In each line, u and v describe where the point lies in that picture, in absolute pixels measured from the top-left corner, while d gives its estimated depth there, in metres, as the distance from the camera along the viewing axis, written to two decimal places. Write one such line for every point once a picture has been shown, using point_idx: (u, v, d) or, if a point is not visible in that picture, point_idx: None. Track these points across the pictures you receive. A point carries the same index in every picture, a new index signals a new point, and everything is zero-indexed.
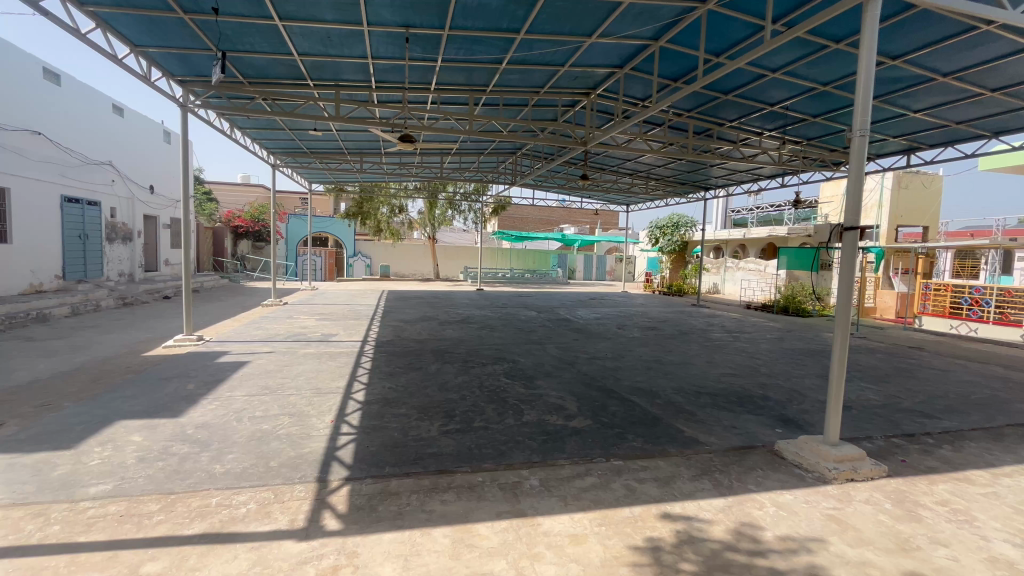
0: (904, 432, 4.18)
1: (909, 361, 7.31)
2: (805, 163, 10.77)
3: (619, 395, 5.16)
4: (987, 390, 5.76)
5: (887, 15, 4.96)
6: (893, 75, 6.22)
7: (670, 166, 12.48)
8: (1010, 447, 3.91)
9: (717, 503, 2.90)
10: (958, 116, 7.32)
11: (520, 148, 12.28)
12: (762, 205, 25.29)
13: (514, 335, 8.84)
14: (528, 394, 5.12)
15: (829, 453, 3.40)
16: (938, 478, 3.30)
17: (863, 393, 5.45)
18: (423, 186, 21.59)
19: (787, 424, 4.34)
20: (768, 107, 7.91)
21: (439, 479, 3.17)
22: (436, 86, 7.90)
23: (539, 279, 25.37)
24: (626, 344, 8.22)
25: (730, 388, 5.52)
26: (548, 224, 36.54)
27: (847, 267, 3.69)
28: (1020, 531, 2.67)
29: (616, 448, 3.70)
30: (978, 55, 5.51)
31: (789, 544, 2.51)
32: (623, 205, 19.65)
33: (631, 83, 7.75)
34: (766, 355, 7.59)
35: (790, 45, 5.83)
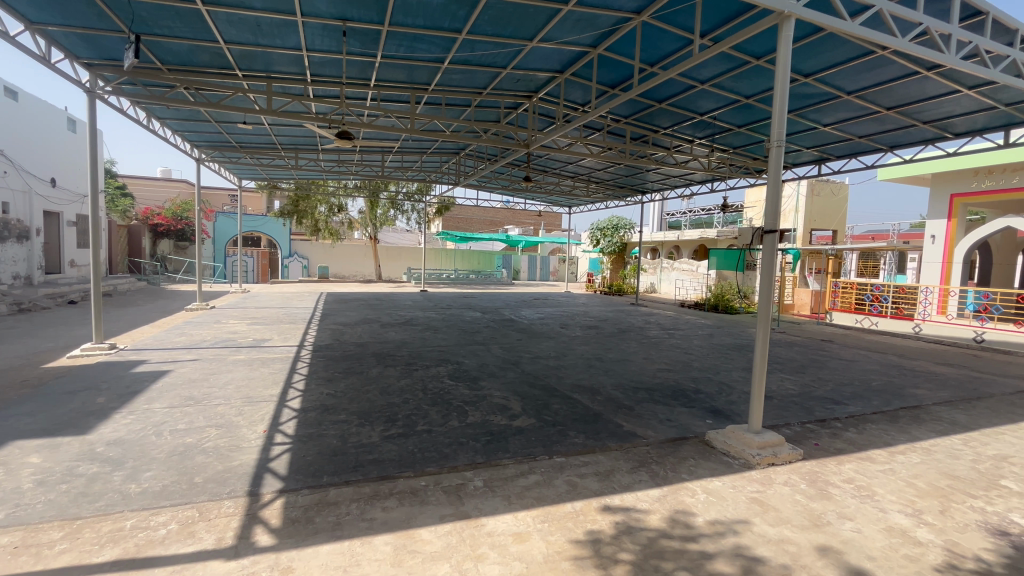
0: (817, 418, 4.58)
1: (821, 353, 8.02)
2: (732, 170, 11.50)
3: (561, 393, 5.27)
4: (885, 376, 6.45)
5: (799, 37, 5.41)
6: (806, 92, 6.80)
7: (610, 170, 12.90)
8: (902, 427, 4.40)
9: (653, 493, 3.04)
10: (859, 131, 8.12)
11: (463, 149, 12.24)
12: (694, 208, 26.81)
13: (458, 337, 8.78)
14: (472, 395, 5.10)
15: (753, 440, 3.65)
16: (845, 459, 3.65)
17: (783, 383, 5.93)
18: (364, 185, 20.95)
19: (717, 415, 4.62)
20: (698, 116, 8.39)
21: (380, 486, 3.08)
22: (376, 83, 7.70)
23: (484, 279, 25.36)
24: (568, 343, 8.39)
25: (666, 383, 5.80)
26: (493, 225, 36.65)
27: (768, 267, 3.97)
28: (912, 502, 3.00)
29: (559, 446, 3.77)
30: (876, 77, 6.14)
31: (718, 527, 2.67)
32: (565, 207, 20.06)
33: (571, 88, 7.94)
34: (698, 351, 8.05)
35: (716, 59, 6.21)
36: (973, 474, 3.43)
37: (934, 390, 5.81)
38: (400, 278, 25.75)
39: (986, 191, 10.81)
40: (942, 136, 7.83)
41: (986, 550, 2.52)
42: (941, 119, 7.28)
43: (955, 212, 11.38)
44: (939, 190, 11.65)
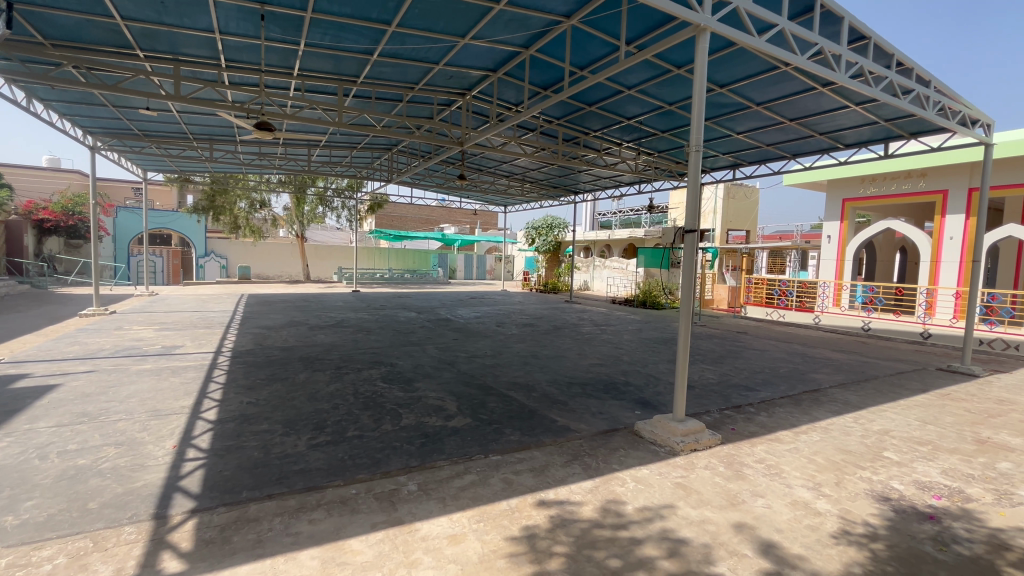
0: (733, 404, 4.94)
1: (736, 344, 8.68)
2: (657, 173, 12.11)
3: (497, 391, 5.28)
4: (791, 364, 7.10)
5: (714, 49, 5.79)
6: (722, 101, 7.29)
7: (544, 170, 13.13)
8: (805, 409, 4.86)
9: (585, 485, 3.12)
10: (767, 140, 8.86)
11: (396, 145, 11.92)
12: (623, 209, 27.97)
13: (392, 338, 8.54)
14: (406, 397, 4.97)
15: (677, 428, 3.86)
16: (757, 441, 3.96)
17: (704, 373, 6.34)
18: (289, 180, 19.81)
19: (645, 406, 4.85)
20: (625, 120, 8.74)
21: (306, 497, 2.91)
22: (300, 72, 7.29)
23: (419, 279, 24.87)
24: (504, 342, 8.43)
25: (598, 377, 5.99)
26: (428, 223, 36.05)
27: (690, 265, 4.20)
28: (813, 477, 3.32)
29: (495, 444, 3.77)
30: (781, 90, 6.70)
31: (646, 513, 2.79)
32: (501, 206, 20.16)
33: (504, 88, 7.98)
34: (628, 345, 8.42)
35: (641, 66, 6.50)
36: (861, 448, 3.85)
37: (830, 374, 6.48)
38: (331, 278, 24.63)
39: (871, 197, 12.20)
40: (835, 147, 8.74)
41: (873, 515, 2.83)
42: (834, 132, 8.12)
43: (847, 215, 12.71)
44: (833, 196, 12.95)
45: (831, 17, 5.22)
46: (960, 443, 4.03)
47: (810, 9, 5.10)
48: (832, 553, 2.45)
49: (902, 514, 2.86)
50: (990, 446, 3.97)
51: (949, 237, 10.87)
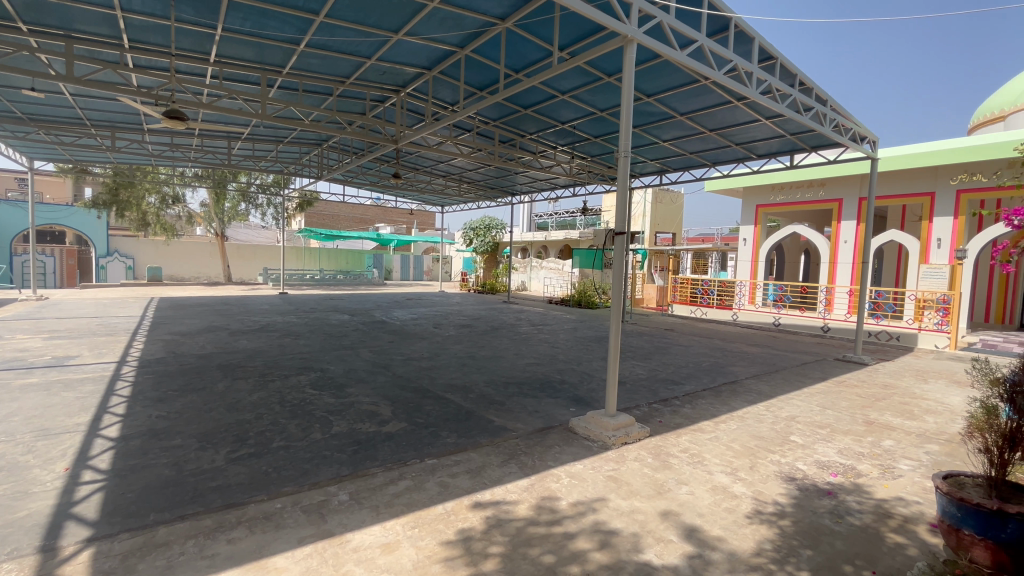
0: (660, 398, 5.22)
1: (663, 341, 9.18)
2: (590, 176, 12.51)
3: (434, 394, 5.21)
4: (711, 358, 7.61)
5: (642, 60, 6.08)
6: (649, 110, 7.67)
7: (480, 170, 13.12)
8: (723, 400, 5.22)
9: (521, 484, 3.16)
10: (690, 148, 9.42)
11: (326, 140, 11.42)
12: (559, 211, 28.62)
13: (322, 342, 8.15)
14: (337, 404, 4.77)
15: (609, 423, 4.00)
16: (682, 432, 4.20)
17: (634, 369, 6.63)
18: (206, 174, 18.38)
19: (579, 403, 4.99)
20: (560, 125, 8.95)
21: (224, 515, 2.71)
22: (217, 59, 6.78)
23: (353, 280, 23.99)
24: (441, 344, 8.33)
25: (534, 377, 6.07)
26: (362, 222, 34.84)
27: (620, 266, 4.38)
28: (730, 463, 3.57)
29: (430, 448, 3.72)
30: (702, 102, 7.16)
31: (579, 507, 2.87)
32: (438, 206, 19.90)
33: (440, 87, 7.89)
34: (563, 344, 8.63)
35: (574, 72, 6.69)
36: (771, 433, 4.20)
37: (746, 366, 7.00)
38: (255, 280, 23.06)
39: (780, 204, 13.35)
40: (749, 157, 9.47)
41: (781, 495, 3.10)
42: (748, 143, 8.79)
43: (760, 220, 13.80)
44: (748, 202, 14.03)
45: (744, 37, 5.65)
46: (852, 425, 4.51)
47: (726, 29, 5.48)
48: (746, 532, 2.65)
49: (805, 491, 3.15)
50: (875, 426, 4.47)
51: (844, 240, 12.14)
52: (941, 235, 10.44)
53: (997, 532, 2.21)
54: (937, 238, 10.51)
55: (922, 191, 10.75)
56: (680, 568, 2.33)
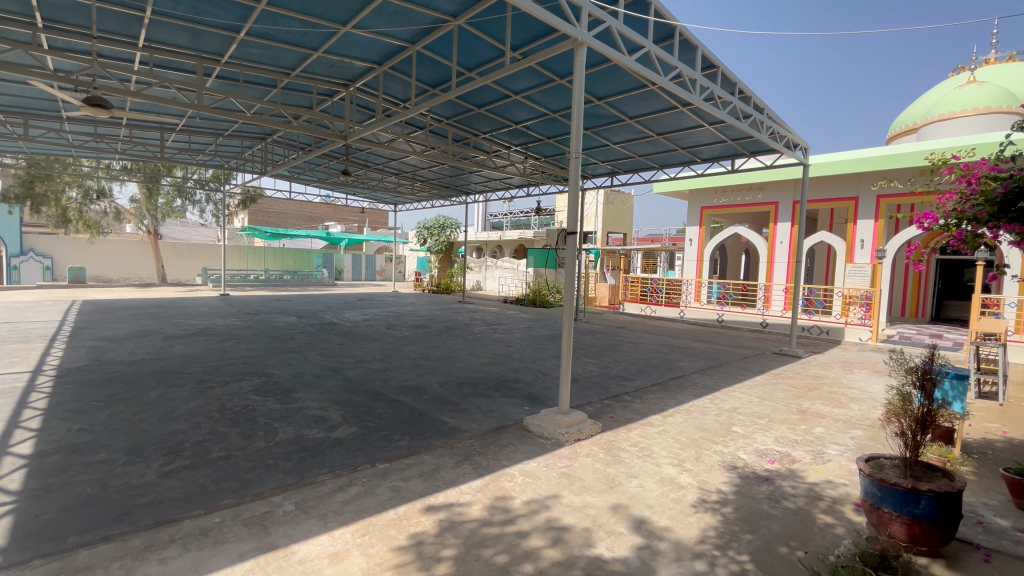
0: (612, 394, 5.34)
1: (614, 338, 9.42)
2: (543, 177, 12.65)
3: (386, 397, 5.08)
4: (660, 354, 7.88)
5: (593, 64, 6.20)
6: (600, 113, 7.85)
7: (434, 169, 12.96)
8: (671, 394, 5.42)
9: (475, 484, 3.14)
10: (639, 151, 9.71)
11: (270, 134, 10.92)
12: (514, 211, 28.79)
13: (267, 346, 7.78)
14: (283, 410, 4.56)
15: (562, 420, 4.05)
16: (632, 426, 4.33)
17: (587, 366, 6.77)
18: (137, 167, 17.15)
19: (533, 402, 5.02)
20: (513, 125, 8.99)
21: (155, 534, 2.52)
22: (146, 43, 6.31)
23: (300, 280, 23.11)
24: (394, 345, 8.16)
25: (489, 376, 6.07)
26: (311, 220, 33.54)
27: (572, 265, 4.44)
28: (677, 455, 3.70)
29: (382, 452, 3.63)
30: (650, 106, 7.39)
31: (532, 505, 2.89)
32: (391, 204, 19.50)
33: (391, 83, 7.73)
34: (518, 343, 8.67)
35: (526, 73, 6.73)
36: (715, 425, 4.40)
37: (692, 361, 7.31)
38: (194, 281, 21.57)
39: (723, 206, 14.01)
40: (694, 161, 9.89)
41: (724, 483, 3.25)
42: (692, 147, 9.17)
43: (704, 221, 14.45)
44: (694, 204, 14.65)
45: (688, 45, 5.88)
46: (788, 414, 4.80)
47: (671, 36, 5.68)
48: (691, 521, 2.76)
49: (745, 479, 3.32)
50: (808, 415, 4.78)
51: (780, 241, 12.92)
52: (864, 236, 11.29)
53: (911, 508, 2.40)
54: (860, 240, 11.37)
55: (847, 196, 11.60)
56: (630, 559, 2.40)
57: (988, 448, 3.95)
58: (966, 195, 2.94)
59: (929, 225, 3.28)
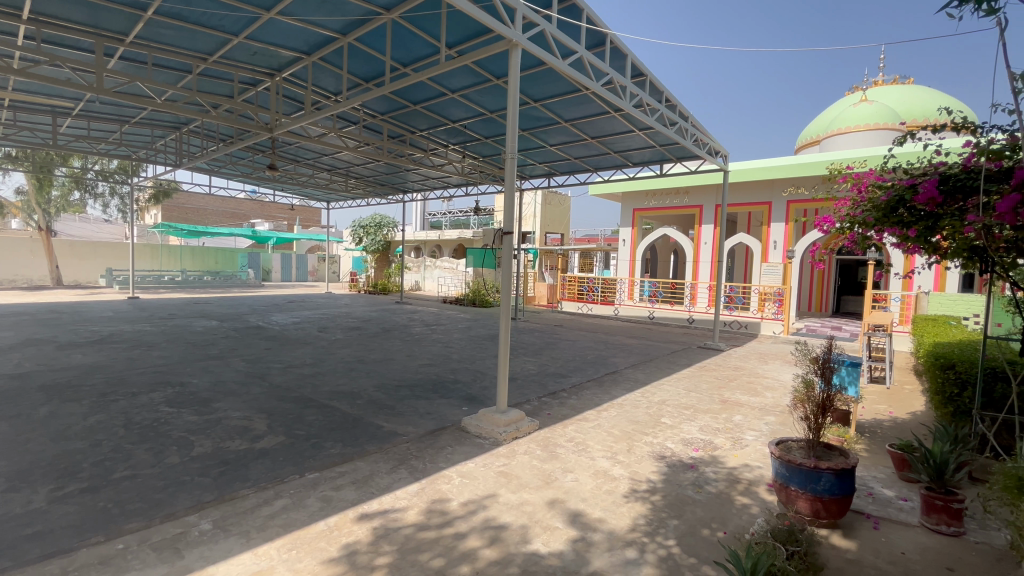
0: (549, 391, 5.44)
1: (552, 337, 9.58)
2: (482, 177, 12.63)
3: (317, 403, 4.85)
4: (596, 351, 8.13)
5: (528, 66, 6.28)
6: (536, 114, 7.96)
7: (369, 166, 12.55)
8: (606, 389, 5.60)
9: (411, 489, 3.08)
10: (574, 154, 9.96)
11: (185, 124, 10.08)
12: (453, 211, 28.56)
13: (182, 353, 7.16)
14: (201, 422, 4.22)
15: (500, 419, 4.07)
16: (569, 422, 4.43)
17: (525, 365, 6.84)
18: (24, 155, 15.22)
19: (471, 402, 5.00)
20: (450, 123, 8.91)
21: (43, 568, 2.24)
22: (32, 16, 5.60)
23: (222, 282, 21.54)
24: (327, 348, 7.80)
25: (427, 378, 5.96)
26: (233, 217, 31.28)
27: (508, 265, 4.47)
28: (610, 448, 3.84)
29: (312, 461, 3.46)
30: (585, 110, 7.59)
31: (469, 506, 2.88)
32: (323, 201, 18.66)
33: (321, 75, 7.39)
34: (457, 344, 8.60)
35: (463, 71, 6.70)
36: (645, 417, 4.61)
37: (626, 357, 7.60)
38: (97, 283, 19.45)
39: (653, 208, 14.70)
40: (625, 165, 10.29)
41: (653, 472, 3.41)
42: (624, 152, 9.54)
43: (636, 222, 15.07)
44: (626, 206, 15.24)
45: (618, 53, 6.12)
46: (711, 404, 5.12)
47: (602, 44, 5.88)
48: (623, 511, 2.87)
49: (673, 467, 3.50)
50: (729, 404, 5.14)
51: (704, 242, 13.74)
52: (777, 238, 12.29)
53: (814, 485, 2.65)
54: (774, 241, 12.36)
55: (762, 201, 12.57)
56: (564, 553, 2.45)
57: (877, 427, 4.44)
58: (857, 202, 3.27)
59: (828, 228, 3.62)
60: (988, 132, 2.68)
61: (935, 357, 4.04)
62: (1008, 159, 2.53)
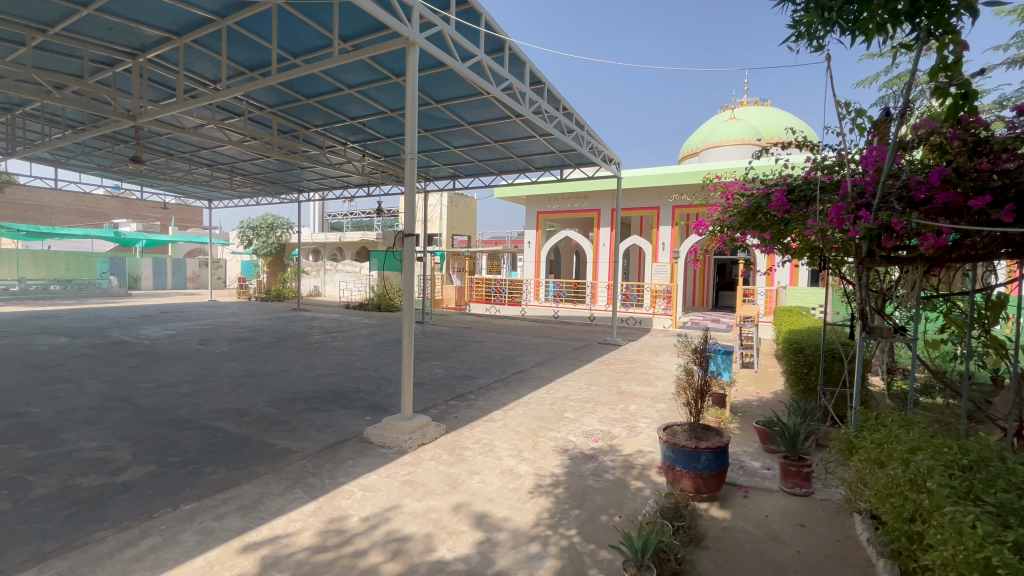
0: (456, 394, 5.40)
1: (461, 339, 9.56)
2: (384, 177, 12.21)
3: (196, 424, 4.35)
4: (502, 351, 8.25)
5: (428, 66, 6.19)
6: (439, 116, 7.88)
7: (258, 162, 11.55)
8: (512, 389, 5.71)
9: (307, 509, 2.88)
10: (478, 156, 10.02)
11: (19, 105, 8.51)
12: (355, 212, 27.37)
13: (18, 377, 5.99)
14: (42, 458, 3.56)
15: (405, 426, 3.95)
16: (476, 424, 4.44)
17: (432, 369, 6.73)
18: None
19: (374, 411, 4.81)
20: (348, 120, 8.50)
21: None
22: None
23: (74, 292, 18.53)
24: (209, 363, 7.01)
25: (326, 389, 5.62)
26: (89, 216, 26.92)
27: (411, 267, 4.35)
28: (516, 446, 3.91)
29: (189, 490, 3.09)
30: (487, 114, 7.67)
31: (371, 520, 2.76)
32: (203, 200, 16.77)
33: (195, 59, 6.64)
34: (360, 350, 8.22)
35: (360, 67, 6.43)
36: (550, 413, 4.76)
37: (532, 355, 7.82)
38: None
39: (556, 211, 15.30)
40: (528, 169, 10.58)
41: (557, 466, 3.53)
42: (526, 156, 9.79)
43: (540, 225, 15.58)
44: (531, 209, 15.67)
45: (517, 59, 6.27)
46: (609, 396, 5.44)
47: (501, 50, 5.99)
48: (527, 507, 2.93)
49: (575, 459, 3.66)
50: (625, 395, 5.50)
51: (603, 244, 14.57)
52: (665, 239, 13.43)
53: (695, 464, 2.92)
54: (662, 242, 13.49)
55: (651, 206, 13.66)
56: (470, 556, 2.44)
57: (746, 407, 5.04)
58: (725, 208, 3.68)
59: (702, 232, 4.02)
60: (824, 150, 3.15)
61: (790, 343, 4.66)
62: (837, 173, 3.00)
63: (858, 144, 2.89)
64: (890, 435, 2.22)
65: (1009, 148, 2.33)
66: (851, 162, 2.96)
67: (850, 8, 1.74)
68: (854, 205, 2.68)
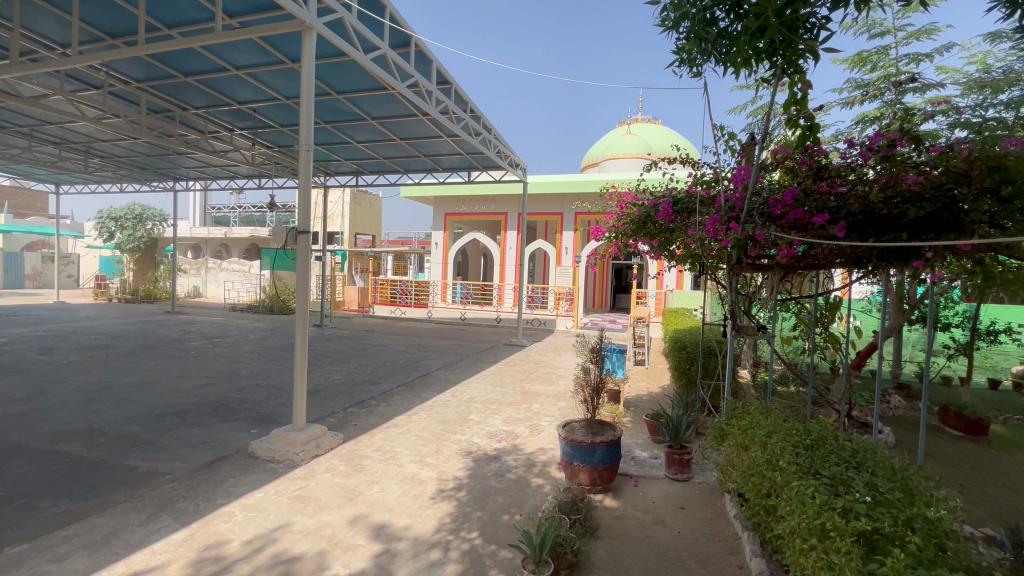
0: (356, 401, 5.14)
1: (363, 343, 9.12)
2: (277, 169, 11.27)
3: (31, 450, 3.65)
4: (407, 354, 8.01)
5: (329, 54, 5.85)
6: (339, 108, 7.47)
7: (122, 144, 10.07)
8: (416, 393, 5.57)
9: (177, 537, 2.55)
10: (383, 153, 9.67)
11: None
12: (245, 205, 25.06)
13: None
14: None
15: (297, 438, 3.67)
16: (376, 431, 4.26)
17: (330, 375, 6.34)
18: None
19: (262, 423, 4.41)
20: (234, 104, 7.73)
21: None
22: None
23: None
24: (51, 376, 5.91)
25: (205, 401, 5.04)
26: None
27: (306, 267, 4.06)
28: (419, 451, 3.82)
29: (19, 530, 2.58)
30: (392, 110, 7.43)
31: (254, 544, 2.52)
32: (48, 183, 14.21)
33: (36, 16, 5.60)
34: (246, 358, 7.47)
35: (248, 47, 5.89)
36: (454, 416, 4.72)
37: (437, 359, 7.69)
38: None
39: (463, 213, 15.29)
40: (435, 169, 10.44)
41: (460, 469, 3.51)
42: (433, 156, 9.65)
43: (448, 226, 15.47)
44: (439, 210, 15.49)
45: (423, 56, 6.15)
46: (513, 396, 5.52)
47: (407, 45, 5.85)
48: (429, 513, 2.87)
49: (478, 461, 3.66)
50: (529, 395, 5.63)
51: (510, 246, 14.82)
52: (568, 244, 14.02)
53: (591, 458, 3.07)
54: (566, 247, 14.07)
55: (556, 212, 14.21)
56: (366, 571, 2.33)
57: (638, 402, 5.41)
58: (619, 216, 3.93)
59: (599, 238, 4.26)
60: (702, 167, 3.48)
61: (675, 341, 5.11)
62: (713, 188, 3.34)
63: (730, 164, 3.25)
64: (752, 421, 2.52)
65: (841, 174, 2.76)
66: (724, 179, 3.31)
67: (722, 42, 1.94)
68: (726, 217, 3.01)
